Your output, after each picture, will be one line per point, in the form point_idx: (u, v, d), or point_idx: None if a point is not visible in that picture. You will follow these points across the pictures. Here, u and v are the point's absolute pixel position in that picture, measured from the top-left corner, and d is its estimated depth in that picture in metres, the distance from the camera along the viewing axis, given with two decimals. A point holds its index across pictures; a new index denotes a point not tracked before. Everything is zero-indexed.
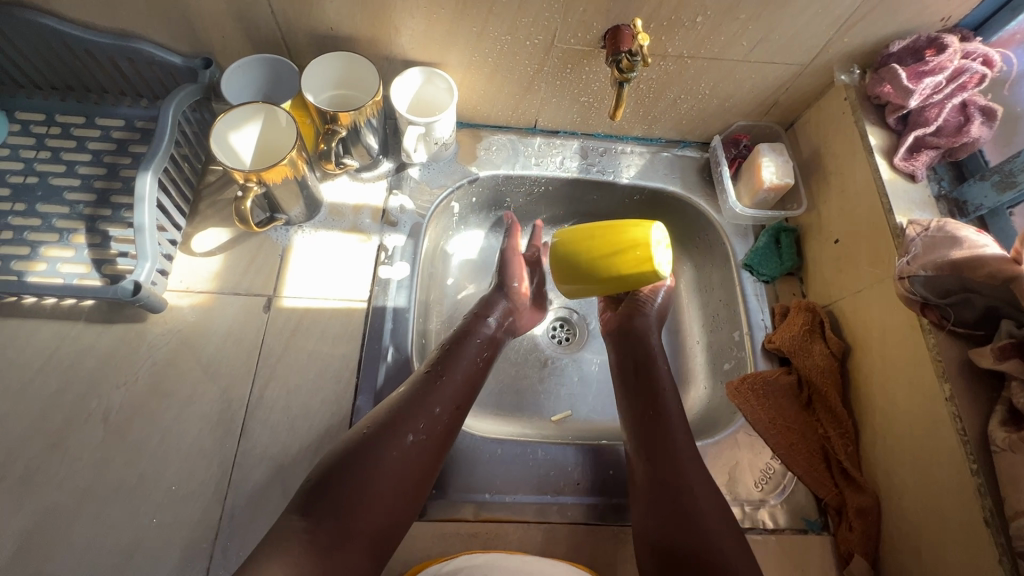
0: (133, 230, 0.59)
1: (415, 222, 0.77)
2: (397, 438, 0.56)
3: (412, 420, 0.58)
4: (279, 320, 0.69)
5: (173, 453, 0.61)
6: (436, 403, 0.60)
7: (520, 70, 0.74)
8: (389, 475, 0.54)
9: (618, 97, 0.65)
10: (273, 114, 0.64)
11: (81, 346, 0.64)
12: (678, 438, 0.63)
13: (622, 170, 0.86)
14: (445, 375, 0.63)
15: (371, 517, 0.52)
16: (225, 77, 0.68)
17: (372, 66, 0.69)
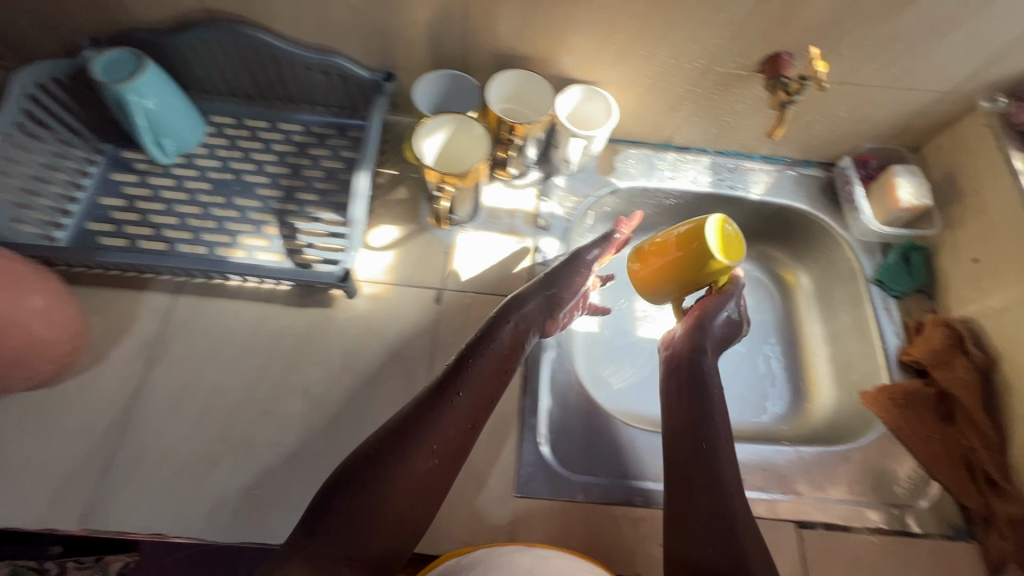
0: (348, 225, 0.67)
1: (564, 227, 0.83)
2: (407, 457, 0.57)
3: (423, 440, 0.58)
4: (450, 311, 0.75)
5: (366, 426, 0.67)
6: (452, 423, 0.60)
7: (672, 90, 0.80)
8: (399, 494, 0.56)
9: (781, 116, 0.70)
10: (470, 125, 0.70)
11: (281, 326, 0.71)
12: (717, 457, 0.62)
13: (752, 186, 0.91)
14: (464, 390, 0.61)
15: (386, 533, 0.54)
16: (420, 84, 0.75)
17: (548, 87, 0.76)
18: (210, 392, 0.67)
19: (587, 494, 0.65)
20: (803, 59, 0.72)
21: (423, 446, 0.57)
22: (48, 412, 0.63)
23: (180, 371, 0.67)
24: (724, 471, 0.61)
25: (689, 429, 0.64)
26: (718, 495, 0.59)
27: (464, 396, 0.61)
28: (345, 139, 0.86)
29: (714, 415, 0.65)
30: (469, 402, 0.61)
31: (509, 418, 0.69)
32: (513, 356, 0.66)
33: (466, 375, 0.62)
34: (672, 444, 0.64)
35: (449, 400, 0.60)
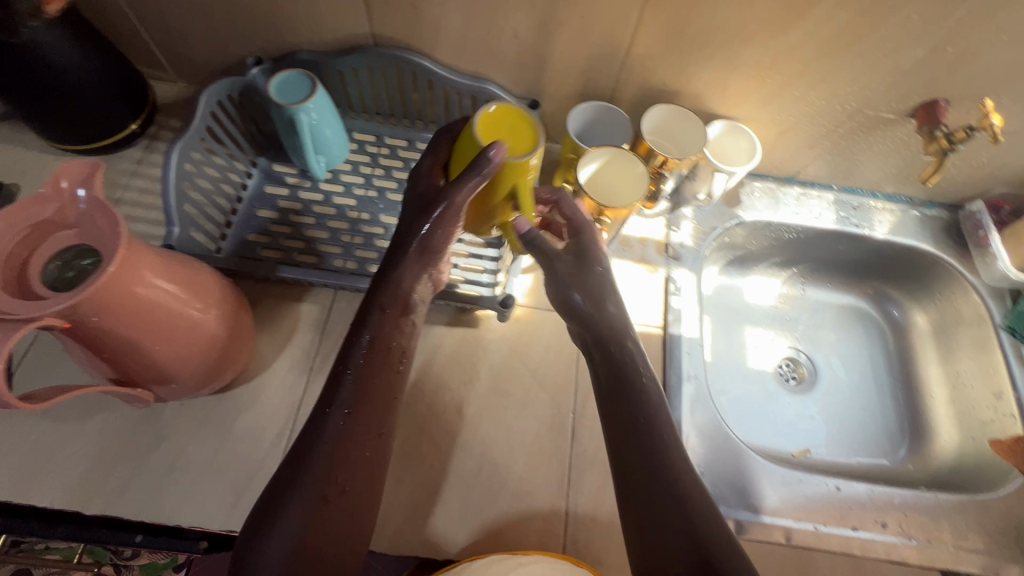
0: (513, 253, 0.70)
1: (695, 258, 0.84)
2: (345, 454, 0.54)
3: (325, 450, 0.53)
4: None
5: (517, 447, 0.69)
6: (364, 427, 0.55)
7: (814, 129, 0.81)
8: (334, 514, 0.52)
9: (940, 165, 0.71)
10: (632, 160, 0.71)
11: (432, 344, 0.74)
12: (675, 439, 0.57)
13: (876, 224, 0.91)
14: (355, 407, 0.56)
15: (339, 528, 0.52)
16: (576, 114, 0.77)
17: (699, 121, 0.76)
18: None
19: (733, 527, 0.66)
20: (961, 106, 0.72)
21: (320, 456, 0.53)
22: (221, 418, 0.66)
23: None
24: (665, 446, 0.56)
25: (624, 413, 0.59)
26: (659, 473, 0.54)
27: (363, 413, 0.56)
28: None
29: (630, 393, 0.60)
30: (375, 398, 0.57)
31: None
32: (389, 363, 0.59)
33: (366, 377, 0.57)
34: (612, 424, 0.59)
35: (336, 415, 0.55)
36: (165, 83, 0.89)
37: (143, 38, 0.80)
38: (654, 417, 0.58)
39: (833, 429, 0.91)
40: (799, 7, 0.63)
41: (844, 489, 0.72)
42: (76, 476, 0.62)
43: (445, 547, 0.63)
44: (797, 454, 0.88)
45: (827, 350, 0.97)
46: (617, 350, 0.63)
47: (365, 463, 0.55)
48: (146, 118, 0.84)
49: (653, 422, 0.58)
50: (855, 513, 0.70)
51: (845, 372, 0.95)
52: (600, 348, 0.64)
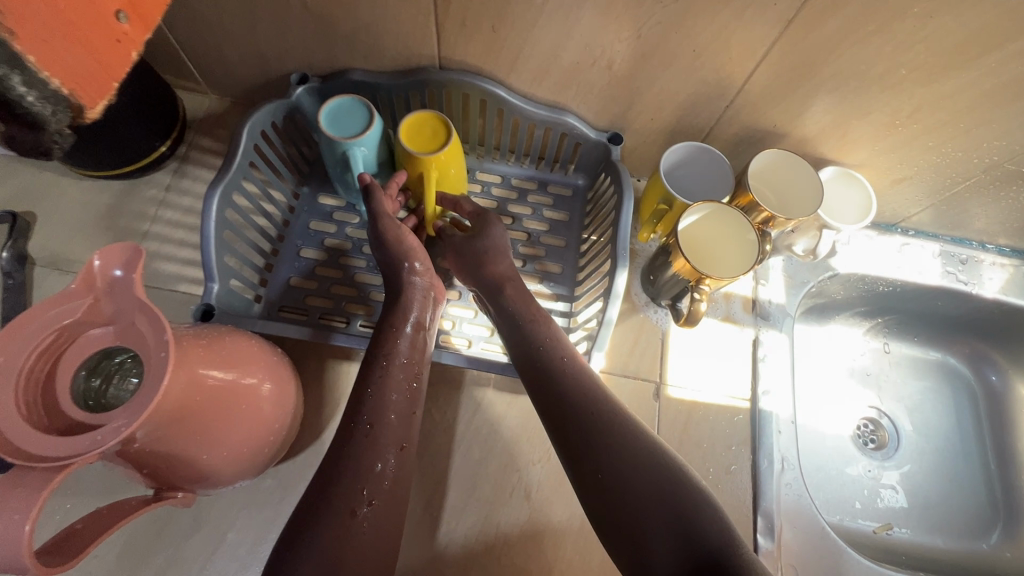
0: (600, 323, 0.62)
1: (787, 318, 0.75)
2: (367, 475, 0.47)
3: (338, 466, 0.47)
4: (670, 411, 0.69)
5: (593, 541, 0.61)
6: (383, 441, 0.49)
7: (935, 181, 0.71)
8: (361, 538, 0.44)
9: None
10: (744, 227, 0.62)
11: (496, 415, 0.66)
12: (630, 422, 0.50)
13: (985, 281, 0.81)
14: (376, 417, 0.50)
15: (368, 554, 0.44)
16: (671, 153, 0.68)
17: (812, 170, 0.65)
18: (427, 486, 0.62)
19: None
20: None
21: (341, 476, 0.46)
22: (264, 498, 0.59)
23: None
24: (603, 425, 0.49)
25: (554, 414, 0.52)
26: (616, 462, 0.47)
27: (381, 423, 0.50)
28: (546, 196, 0.79)
29: (542, 383, 0.55)
30: (395, 415, 0.51)
31: None
32: (410, 378, 0.54)
33: (362, 390, 0.52)
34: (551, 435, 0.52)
35: (361, 429, 0.49)
36: (195, 95, 0.79)
37: (173, 48, 0.71)
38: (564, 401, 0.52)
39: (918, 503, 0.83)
40: (966, 54, 0.52)
41: None
42: (106, 564, 0.56)
43: None
44: (881, 532, 0.79)
45: (910, 411, 0.88)
46: (517, 350, 0.59)
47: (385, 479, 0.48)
48: (176, 138, 0.75)
49: (612, 410, 0.51)
50: None
51: (931, 437, 0.86)
52: (519, 350, 0.58)
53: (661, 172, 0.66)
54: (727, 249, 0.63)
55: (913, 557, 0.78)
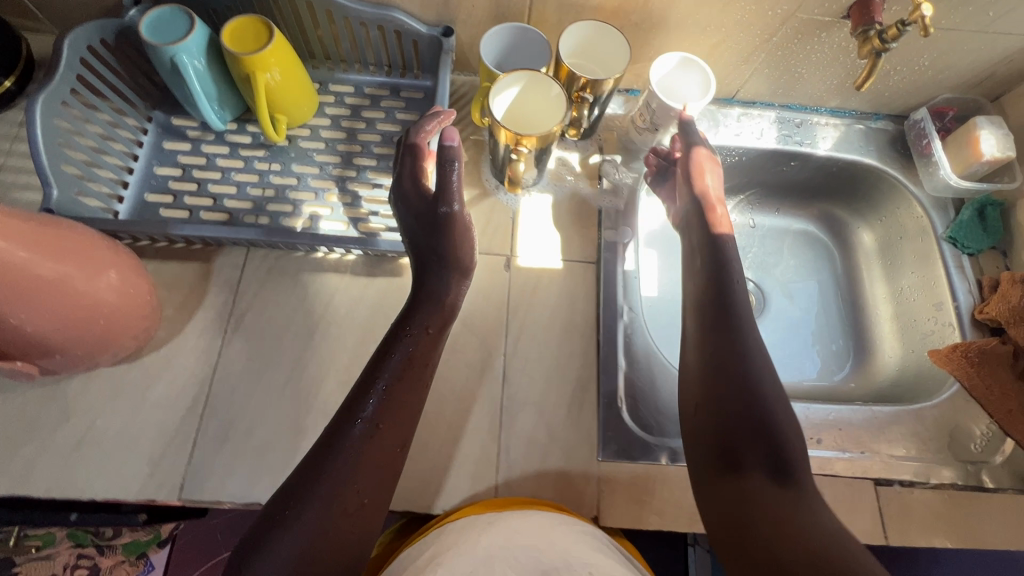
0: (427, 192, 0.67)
1: (632, 189, 0.80)
2: (363, 463, 0.52)
3: (335, 459, 0.52)
4: (520, 278, 0.74)
5: (447, 394, 0.67)
6: (388, 442, 0.54)
7: (746, 41, 0.76)
8: (346, 521, 0.50)
9: (873, 67, 0.66)
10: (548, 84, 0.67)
11: (353, 295, 0.70)
12: (759, 410, 0.58)
13: (819, 140, 0.87)
14: (383, 421, 0.54)
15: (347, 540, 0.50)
16: (487, 39, 0.70)
17: (621, 37, 0.70)
18: (289, 364, 0.66)
19: (674, 456, 0.66)
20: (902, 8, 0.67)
21: (333, 469, 0.51)
22: (130, 387, 0.63)
23: (257, 346, 0.67)
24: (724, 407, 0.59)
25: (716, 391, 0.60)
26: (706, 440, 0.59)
27: (388, 419, 0.55)
28: (398, 100, 0.82)
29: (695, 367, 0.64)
30: (399, 425, 0.55)
31: (587, 383, 0.69)
32: (423, 382, 0.58)
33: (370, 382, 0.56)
34: (692, 400, 0.62)
35: (363, 426, 0.54)
36: (40, 34, 0.80)
37: None
38: (721, 384, 0.60)
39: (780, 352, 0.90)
40: None
41: None
42: None
43: None
44: None
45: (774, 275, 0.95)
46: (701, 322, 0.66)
47: (377, 473, 0.53)
48: (21, 74, 0.76)
49: (754, 403, 0.58)
50: None
51: (795, 297, 0.93)
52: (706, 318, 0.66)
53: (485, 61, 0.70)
54: (541, 109, 0.70)
55: None
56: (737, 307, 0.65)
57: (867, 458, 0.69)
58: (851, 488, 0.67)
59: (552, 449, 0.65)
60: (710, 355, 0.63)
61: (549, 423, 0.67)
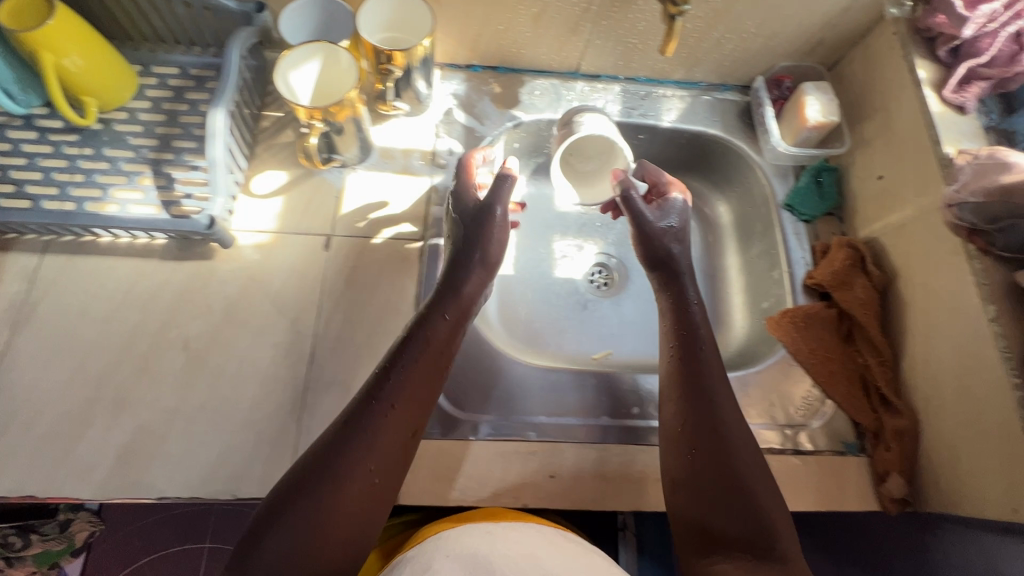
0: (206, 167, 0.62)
1: (462, 164, 0.79)
2: (375, 441, 0.52)
3: (343, 462, 0.51)
4: (339, 258, 0.72)
5: (249, 378, 0.65)
6: (399, 421, 0.54)
7: (567, 10, 0.75)
8: (343, 507, 0.49)
9: (670, 30, 0.65)
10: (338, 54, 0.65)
11: (157, 280, 0.68)
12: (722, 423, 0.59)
13: (663, 113, 0.87)
14: (398, 400, 0.55)
15: (353, 516, 0.50)
16: (284, 17, 0.68)
17: (425, 7, 0.70)
18: (84, 351, 0.64)
19: (479, 431, 0.65)
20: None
21: (355, 469, 0.51)
22: None
23: (49, 334, 0.65)
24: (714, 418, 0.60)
25: (682, 397, 0.62)
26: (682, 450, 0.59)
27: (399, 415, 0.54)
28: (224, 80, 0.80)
29: (711, 376, 0.62)
30: (398, 428, 0.54)
31: None
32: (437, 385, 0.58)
33: (399, 388, 0.55)
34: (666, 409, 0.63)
35: (382, 407, 0.54)
36: None
37: None
38: (700, 388, 0.61)
39: (636, 327, 0.90)
40: None
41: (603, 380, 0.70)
42: None
43: (165, 487, 0.60)
44: (595, 357, 0.87)
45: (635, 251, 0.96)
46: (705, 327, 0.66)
47: (374, 478, 0.52)
48: None
49: (708, 412, 0.60)
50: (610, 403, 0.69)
51: None
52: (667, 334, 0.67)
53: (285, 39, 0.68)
54: (339, 80, 0.68)
55: None
56: (693, 321, 0.67)
57: None
58: None
59: None
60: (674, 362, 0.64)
61: None
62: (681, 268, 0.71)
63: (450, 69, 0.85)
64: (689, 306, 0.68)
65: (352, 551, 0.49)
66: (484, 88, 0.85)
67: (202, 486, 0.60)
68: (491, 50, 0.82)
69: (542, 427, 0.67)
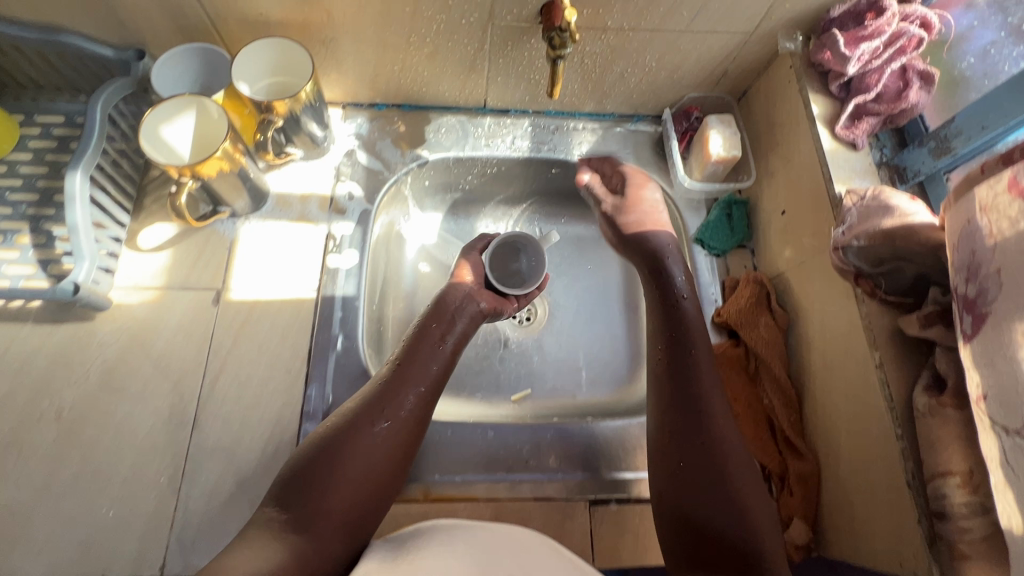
0: (67, 232, 0.59)
1: (362, 209, 0.77)
2: (375, 423, 0.59)
3: (339, 470, 0.56)
4: (229, 313, 0.70)
5: (127, 447, 0.62)
6: (411, 388, 0.62)
7: (460, 51, 0.72)
8: (358, 456, 0.57)
9: (554, 75, 0.64)
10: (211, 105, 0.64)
11: (32, 346, 0.65)
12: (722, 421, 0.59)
13: (573, 147, 0.85)
14: (405, 361, 0.64)
15: (365, 480, 0.57)
16: (155, 69, 0.67)
17: (303, 51, 0.68)
18: None
19: None
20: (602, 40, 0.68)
21: (345, 476, 0.55)
22: None
23: None
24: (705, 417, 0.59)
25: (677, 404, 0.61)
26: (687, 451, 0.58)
27: (392, 432, 0.59)
28: None
29: (701, 368, 0.63)
30: (389, 442, 0.59)
31: (287, 422, 0.65)
32: (428, 406, 0.63)
33: (391, 396, 0.61)
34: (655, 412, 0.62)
35: (389, 367, 0.64)
36: None
37: None
38: (694, 387, 0.61)
39: (557, 364, 0.88)
40: None
41: (503, 433, 0.68)
42: None
43: (31, 571, 0.57)
44: (514, 399, 0.84)
45: (559, 285, 0.93)
46: (696, 319, 0.67)
47: (365, 490, 0.56)
48: None
49: (704, 419, 0.59)
50: (509, 456, 0.67)
51: (578, 307, 0.92)
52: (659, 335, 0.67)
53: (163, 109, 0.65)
54: (215, 132, 0.66)
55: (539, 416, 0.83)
56: (687, 318, 0.67)
57: (585, 479, 0.67)
58: (564, 512, 0.66)
59: (237, 498, 0.62)
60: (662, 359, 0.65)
61: (240, 468, 0.63)
62: (663, 253, 0.72)
63: (353, 108, 0.83)
64: (685, 306, 0.68)
65: (353, 536, 0.54)
66: (388, 126, 0.83)
67: (72, 567, 0.58)
68: (391, 88, 0.80)
69: (437, 484, 0.65)
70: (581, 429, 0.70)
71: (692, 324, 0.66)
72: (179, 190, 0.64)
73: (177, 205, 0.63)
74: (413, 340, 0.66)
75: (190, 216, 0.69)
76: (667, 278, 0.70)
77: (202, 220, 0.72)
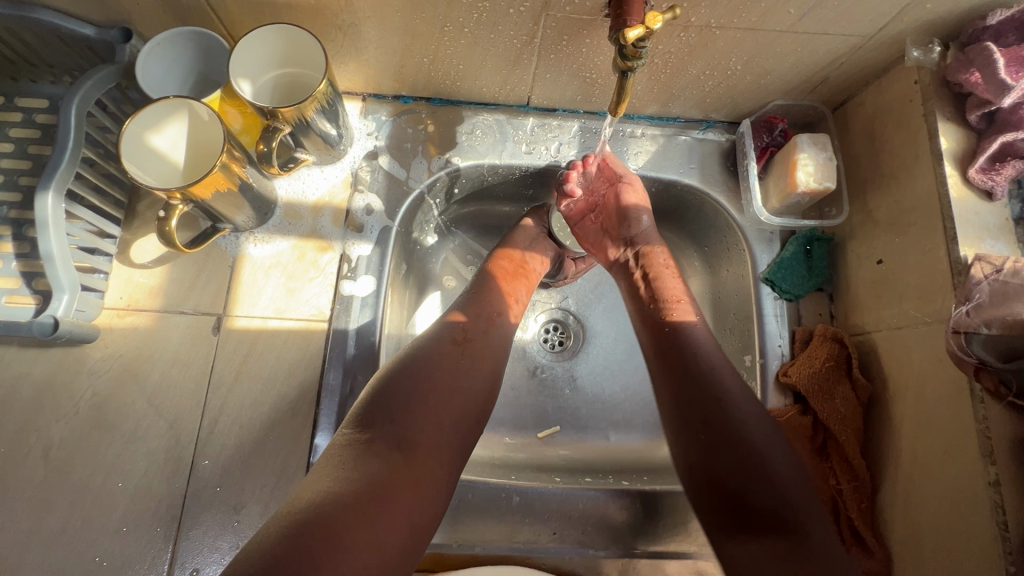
0: (42, 261, 0.55)
1: (382, 226, 0.67)
2: (461, 342, 0.56)
3: (435, 395, 0.50)
4: (231, 342, 0.62)
5: (119, 491, 0.57)
6: (487, 312, 0.60)
7: (504, 42, 0.59)
8: (445, 366, 0.53)
9: (621, 89, 0.54)
10: (206, 109, 0.54)
11: (15, 374, 0.59)
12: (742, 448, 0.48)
13: (629, 159, 0.73)
14: (478, 289, 0.63)
15: (463, 409, 0.52)
16: (138, 61, 0.56)
17: (316, 42, 0.56)
18: None
19: None
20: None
21: (438, 390, 0.51)
22: None
23: None
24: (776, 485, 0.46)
25: (724, 453, 0.48)
26: (759, 498, 0.46)
27: (475, 350, 0.56)
28: None
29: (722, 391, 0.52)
30: (477, 359, 0.55)
31: (291, 474, 0.59)
32: (500, 352, 0.58)
33: (470, 315, 0.59)
34: (694, 456, 0.50)
35: (464, 294, 0.63)
36: None
37: None
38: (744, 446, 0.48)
39: (591, 399, 0.78)
40: None
41: (530, 494, 0.62)
42: None
43: None
44: (541, 437, 0.75)
45: (598, 308, 0.83)
46: (753, 418, 0.50)
47: (455, 415, 0.51)
48: None
49: (698, 370, 0.53)
50: (535, 525, 0.61)
51: (617, 336, 0.81)
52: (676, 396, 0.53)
53: (135, 123, 0.53)
54: (212, 139, 0.57)
55: (568, 460, 0.74)
56: (696, 355, 0.55)
57: (619, 556, 0.60)
58: None
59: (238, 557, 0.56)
60: (697, 426, 0.51)
61: (240, 523, 0.57)
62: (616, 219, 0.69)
63: (374, 101, 0.72)
64: (740, 409, 0.50)
65: (452, 461, 0.49)
66: (414, 125, 0.71)
67: None
68: (420, 81, 0.68)
69: (452, 552, 0.60)
70: (615, 496, 0.62)
71: (748, 419, 0.50)
72: (168, 213, 0.55)
73: (167, 230, 0.55)
74: (493, 277, 0.65)
75: (181, 246, 0.57)
76: (704, 364, 0.54)
77: (194, 248, 0.60)
